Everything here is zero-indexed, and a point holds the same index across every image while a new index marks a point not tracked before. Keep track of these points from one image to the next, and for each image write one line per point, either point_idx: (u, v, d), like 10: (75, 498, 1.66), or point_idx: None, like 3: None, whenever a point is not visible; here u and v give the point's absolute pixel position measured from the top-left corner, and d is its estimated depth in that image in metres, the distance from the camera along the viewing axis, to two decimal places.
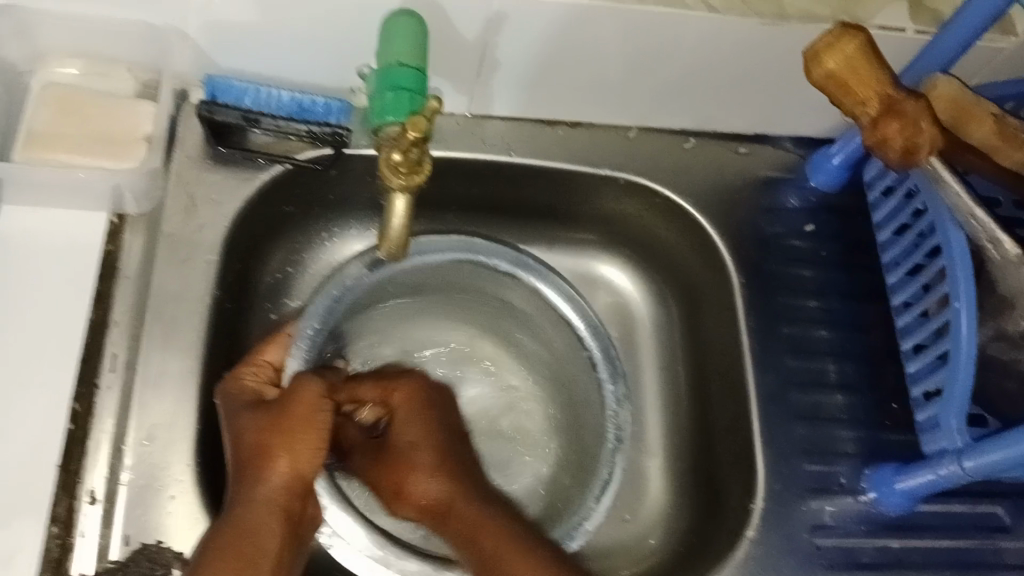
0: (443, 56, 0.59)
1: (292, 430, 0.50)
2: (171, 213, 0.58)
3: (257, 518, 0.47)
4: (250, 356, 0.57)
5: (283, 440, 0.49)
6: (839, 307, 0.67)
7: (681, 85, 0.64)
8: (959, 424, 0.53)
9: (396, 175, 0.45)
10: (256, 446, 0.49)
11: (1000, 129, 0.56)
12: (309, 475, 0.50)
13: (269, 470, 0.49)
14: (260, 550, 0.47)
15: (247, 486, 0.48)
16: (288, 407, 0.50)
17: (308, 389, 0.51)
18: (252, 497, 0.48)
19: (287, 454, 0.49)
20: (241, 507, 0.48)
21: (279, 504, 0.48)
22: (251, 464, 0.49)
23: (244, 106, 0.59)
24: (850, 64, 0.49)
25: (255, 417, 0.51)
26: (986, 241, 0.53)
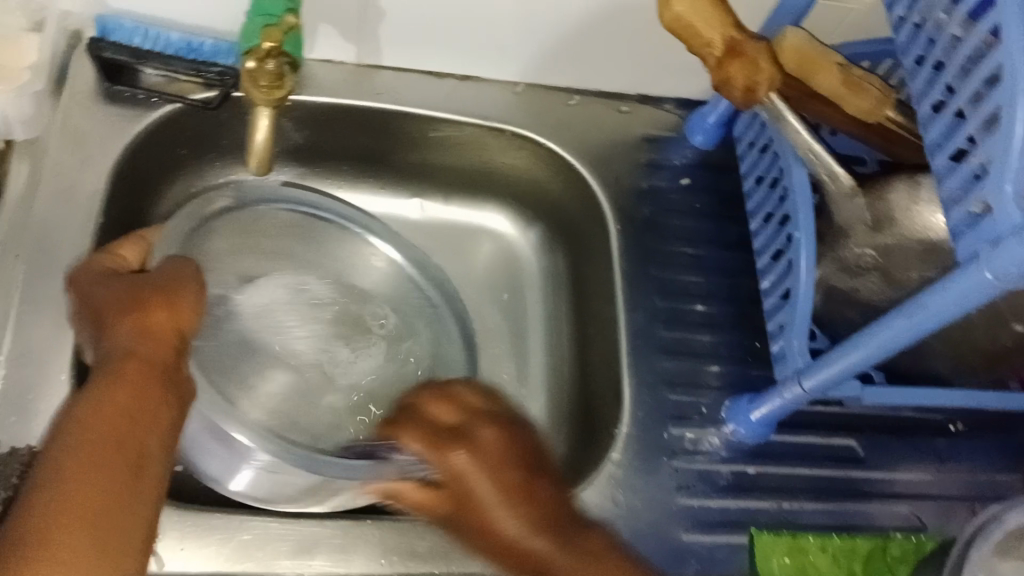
0: (327, 2, 0.62)
1: (165, 290, 0.48)
2: (58, 142, 0.61)
3: (138, 369, 0.43)
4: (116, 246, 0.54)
5: (150, 296, 0.48)
6: (712, 256, 0.71)
7: (561, 44, 0.67)
8: (801, 346, 0.57)
9: (259, 89, 0.48)
10: (111, 303, 0.47)
11: (845, 78, 0.57)
12: (185, 330, 0.48)
13: (145, 315, 0.46)
14: (146, 398, 0.42)
15: (108, 332, 0.46)
16: (168, 280, 0.49)
17: (180, 266, 0.52)
18: (134, 336, 0.45)
19: (159, 304, 0.47)
20: (111, 352, 0.45)
21: (160, 358, 0.45)
22: (123, 319, 0.46)
23: (133, 45, 0.61)
24: (693, 6, 0.53)
25: (117, 281, 0.49)
26: (825, 176, 0.57)
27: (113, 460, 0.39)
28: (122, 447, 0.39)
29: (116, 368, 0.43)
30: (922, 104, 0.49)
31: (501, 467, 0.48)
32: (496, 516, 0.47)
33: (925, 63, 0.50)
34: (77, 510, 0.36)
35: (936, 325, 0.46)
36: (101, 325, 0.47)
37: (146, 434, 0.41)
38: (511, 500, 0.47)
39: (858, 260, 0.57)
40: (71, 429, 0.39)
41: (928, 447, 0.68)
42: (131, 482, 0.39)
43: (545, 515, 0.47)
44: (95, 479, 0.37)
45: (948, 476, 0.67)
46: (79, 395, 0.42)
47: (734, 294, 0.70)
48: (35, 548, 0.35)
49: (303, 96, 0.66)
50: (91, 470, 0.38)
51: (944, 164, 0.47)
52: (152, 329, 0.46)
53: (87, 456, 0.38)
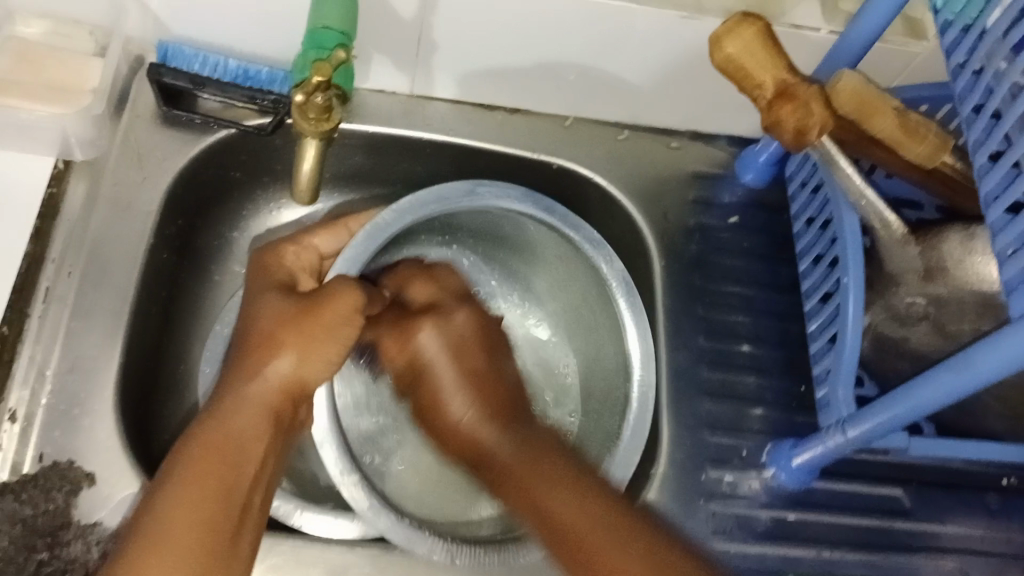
0: (382, 35, 0.62)
1: (317, 326, 0.51)
2: (114, 162, 0.62)
3: (248, 422, 0.49)
4: (299, 236, 0.62)
5: (298, 336, 0.51)
6: (760, 297, 0.70)
7: (615, 81, 0.67)
8: (846, 395, 0.55)
9: (307, 121, 0.51)
10: (270, 329, 0.52)
11: (903, 123, 0.55)
12: (311, 381, 0.52)
13: (272, 364, 0.50)
14: (251, 449, 0.48)
15: (247, 378, 0.50)
16: (321, 304, 0.51)
17: (341, 295, 0.51)
18: (256, 384, 0.50)
19: (294, 345, 0.51)
20: (245, 395, 0.49)
21: (273, 403, 0.50)
22: (256, 358, 0.51)
23: (193, 71, 0.62)
24: (745, 48, 0.53)
25: (277, 299, 0.53)
26: (877, 225, 0.56)
27: (219, 498, 0.45)
28: (219, 483, 0.45)
29: (227, 417, 0.48)
30: (979, 154, 0.48)
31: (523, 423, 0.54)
32: (447, 395, 0.55)
33: (982, 111, 0.48)
34: (168, 542, 0.42)
35: (977, 386, 0.45)
36: (246, 366, 0.50)
37: (248, 479, 0.47)
38: (470, 399, 0.54)
39: (908, 309, 0.56)
40: (186, 464, 0.46)
41: (978, 503, 0.66)
42: (233, 520, 0.45)
43: (589, 496, 0.48)
44: (203, 514, 0.44)
45: (998, 534, 0.65)
46: (191, 439, 0.47)
47: (782, 338, 0.69)
48: (142, 557, 0.41)
49: (354, 125, 0.67)
50: (190, 498, 0.44)
51: (1000, 217, 0.45)
52: (277, 380, 0.50)
53: (179, 510, 0.44)
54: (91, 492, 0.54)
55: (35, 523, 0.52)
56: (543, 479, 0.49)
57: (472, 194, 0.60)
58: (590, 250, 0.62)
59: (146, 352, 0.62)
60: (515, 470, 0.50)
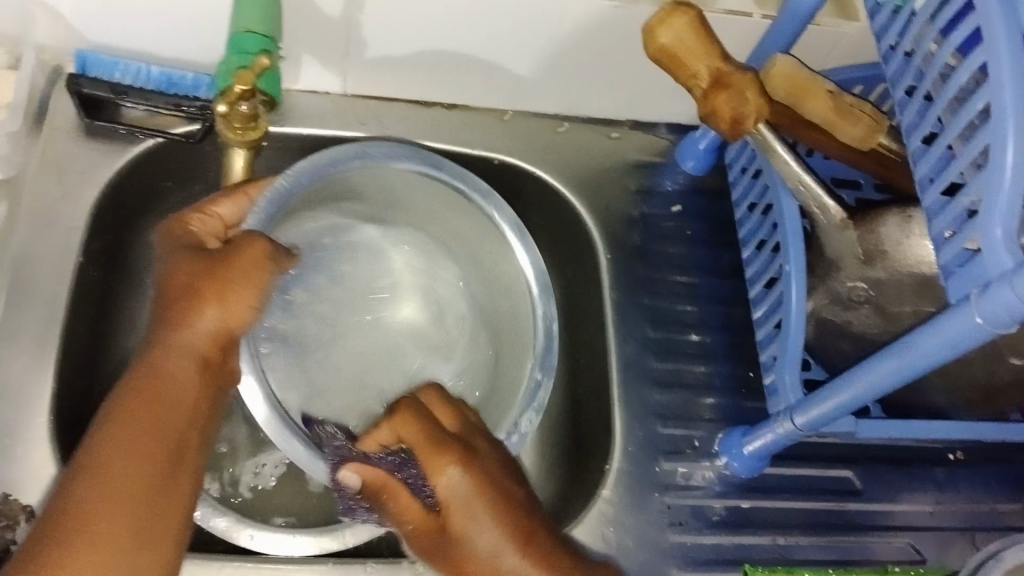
0: (310, 34, 0.61)
1: (226, 278, 0.45)
2: (35, 178, 0.60)
3: (179, 366, 0.43)
4: (200, 205, 0.51)
5: (218, 286, 0.45)
6: (706, 285, 0.70)
7: (551, 73, 0.67)
8: (792, 381, 0.56)
9: (233, 131, 0.50)
10: (187, 285, 0.45)
11: (837, 106, 0.55)
12: (239, 327, 0.45)
13: (198, 317, 0.44)
14: (191, 396, 0.43)
15: (171, 328, 0.44)
16: (228, 257, 0.45)
17: (254, 244, 0.46)
18: (178, 338, 0.43)
19: (208, 292, 0.44)
20: (172, 351, 0.43)
21: (202, 352, 0.44)
22: (176, 306, 0.44)
23: (114, 80, 0.60)
24: (679, 37, 0.52)
25: (182, 251, 0.47)
26: (814, 207, 0.56)
27: (152, 455, 0.41)
28: (151, 441, 0.41)
29: (157, 366, 0.43)
30: (913, 137, 0.48)
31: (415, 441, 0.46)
32: (404, 497, 0.47)
33: (915, 94, 0.48)
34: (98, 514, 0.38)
35: (925, 368, 0.45)
36: (167, 318, 0.44)
37: (179, 433, 0.42)
38: (419, 508, 0.47)
39: (850, 293, 0.56)
40: (117, 411, 0.41)
41: (927, 478, 0.67)
42: (159, 482, 0.40)
43: (488, 478, 0.45)
44: (140, 474, 0.40)
45: (948, 507, 0.66)
46: (116, 397, 0.42)
47: (728, 324, 0.69)
48: (65, 539, 0.37)
49: (287, 128, 0.66)
50: (127, 447, 0.40)
51: (936, 200, 0.45)
52: (211, 333, 0.44)
53: (114, 471, 0.39)
54: (27, 527, 0.52)
55: None
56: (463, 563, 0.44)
57: (364, 155, 0.56)
58: (483, 203, 0.60)
59: (79, 373, 0.60)
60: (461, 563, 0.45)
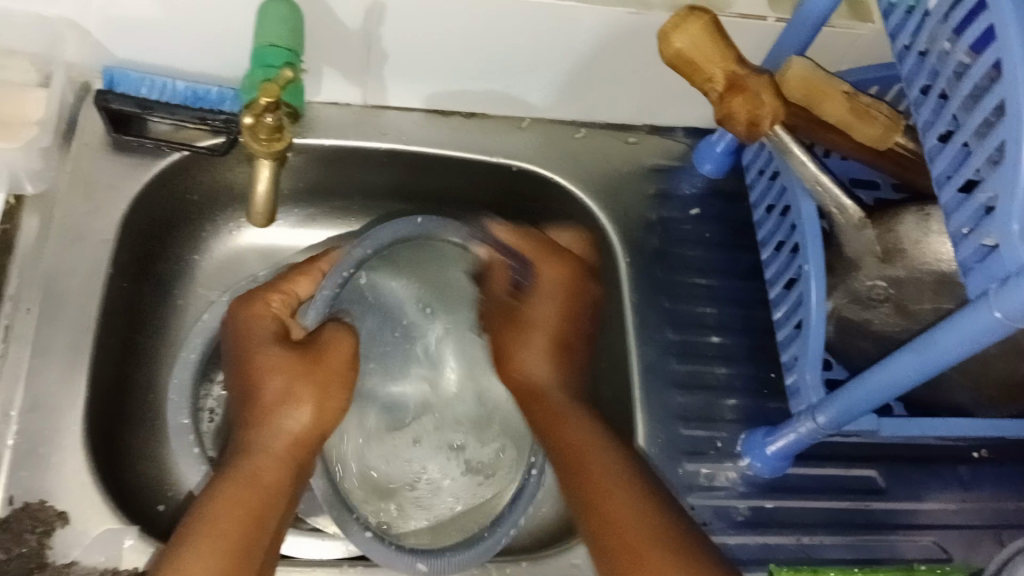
0: (331, 47, 0.62)
1: (322, 381, 0.51)
2: (66, 192, 0.61)
3: (270, 465, 0.50)
4: (280, 283, 0.58)
5: (313, 388, 0.51)
6: (726, 287, 0.71)
7: (568, 80, 0.67)
8: (814, 380, 0.56)
9: (258, 142, 0.51)
10: (283, 390, 0.51)
11: (854, 106, 0.56)
12: (327, 431, 0.52)
13: (290, 417, 0.51)
14: (273, 496, 0.49)
15: (260, 429, 0.51)
16: (320, 356, 0.52)
17: (341, 343, 0.52)
18: (270, 436, 0.51)
19: (308, 391, 0.51)
20: (261, 442, 0.50)
21: (288, 454, 0.50)
22: (272, 407, 0.51)
23: (141, 95, 0.61)
24: (695, 41, 0.53)
25: (275, 346, 0.53)
26: (833, 208, 0.56)
27: (245, 556, 0.46)
28: (247, 532, 0.46)
29: (250, 465, 0.49)
30: (929, 136, 0.48)
31: (558, 318, 0.61)
32: (524, 345, 0.61)
33: (930, 94, 0.49)
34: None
35: (944, 363, 0.45)
36: (263, 416, 0.51)
37: (268, 532, 0.47)
38: (549, 356, 0.61)
39: (870, 292, 0.56)
40: (215, 501, 0.47)
41: (951, 476, 0.67)
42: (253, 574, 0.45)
43: (574, 309, 0.62)
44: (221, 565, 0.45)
45: (972, 505, 0.66)
46: (221, 481, 0.49)
47: (748, 326, 0.69)
48: None
49: (308, 139, 0.67)
50: (210, 552, 0.45)
51: (953, 197, 0.46)
52: (299, 435, 0.51)
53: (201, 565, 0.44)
54: (64, 532, 0.53)
55: (6, 568, 0.51)
56: (579, 442, 0.55)
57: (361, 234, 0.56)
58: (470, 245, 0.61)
59: (110, 382, 0.61)
60: (547, 405, 0.60)
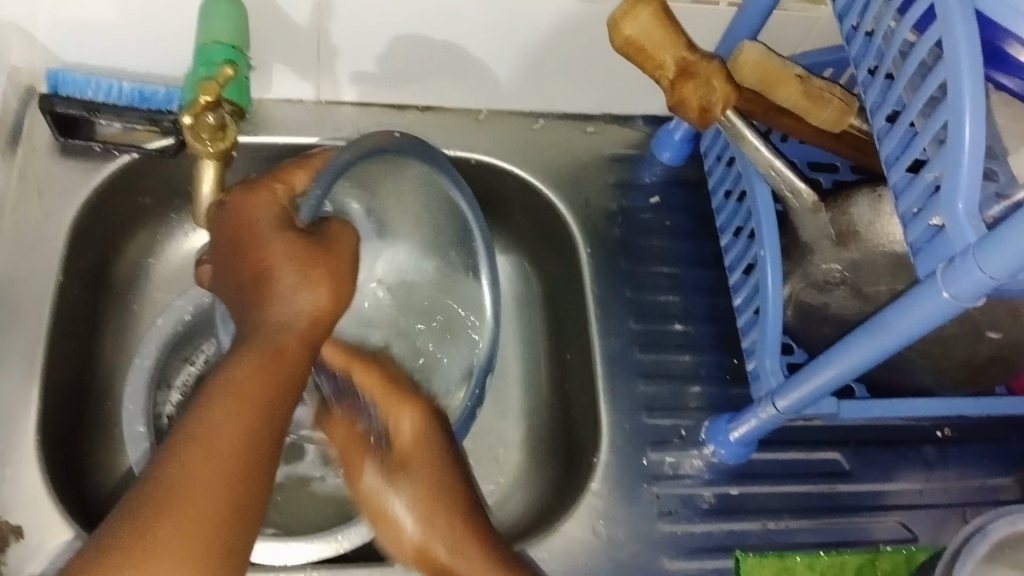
0: (279, 43, 0.61)
1: (336, 265, 0.44)
2: (15, 200, 0.60)
3: (285, 341, 0.41)
4: (275, 173, 0.47)
5: (322, 272, 0.43)
6: (688, 274, 0.70)
7: (523, 72, 0.67)
8: (773, 365, 0.56)
9: (200, 141, 0.50)
10: (289, 269, 0.43)
11: (807, 90, 0.56)
12: (336, 315, 0.44)
13: (301, 296, 0.42)
14: (291, 373, 0.41)
15: (262, 304, 0.42)
16: (331, 243, 0.45)
17: (345, 236, 0.46)
18: (276, 319, 0.42)
19: (320, 273, 0.43)
20: (262, 321, 0.42)
21: (301, 331, 0.42)
22: (275, 282, 0.42)
23: (87, 98, 0.60)
24: (645, 28, 0.53)
25: (280, 223, 0.44)
26: (787, 191, 0.56)
27: (260, 429, 0.39)
28: (264, 414, 0.39)
29: (264, 337, 0.41)
30: (876, 116, 0.48)
31: (433, 483, 0.49)
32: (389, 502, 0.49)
33: (877, 74, 0.49)
34: (208, 482, 0.37)
35: (898, 344, 0.45)
36: (262, 291, 0.42)
37: (283, 418, 0.40)
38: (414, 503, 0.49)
39: (825, 275, 0.56)
40: (233, 365, 0.40)
41: (916, 456, 0.67)
42: (274, 463, 0.39)
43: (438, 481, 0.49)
44: (233, 443, 0.38)
45: (938, 485, 0.66)
46: (232, 361, 0.40)
47: (711, 313, 0.69)
48: (151, 517, 0.35)
49: (261, 137, 0.66)
50: (224, 425, 0.38)
51: (902, 178, 0.46)
52: (312, 317, 0.43)
53: (215, 447, 0.37)
54: (18, 547, 0.52)
55: None
56: None
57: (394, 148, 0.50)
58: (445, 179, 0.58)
59: (66, 391, 0.60)
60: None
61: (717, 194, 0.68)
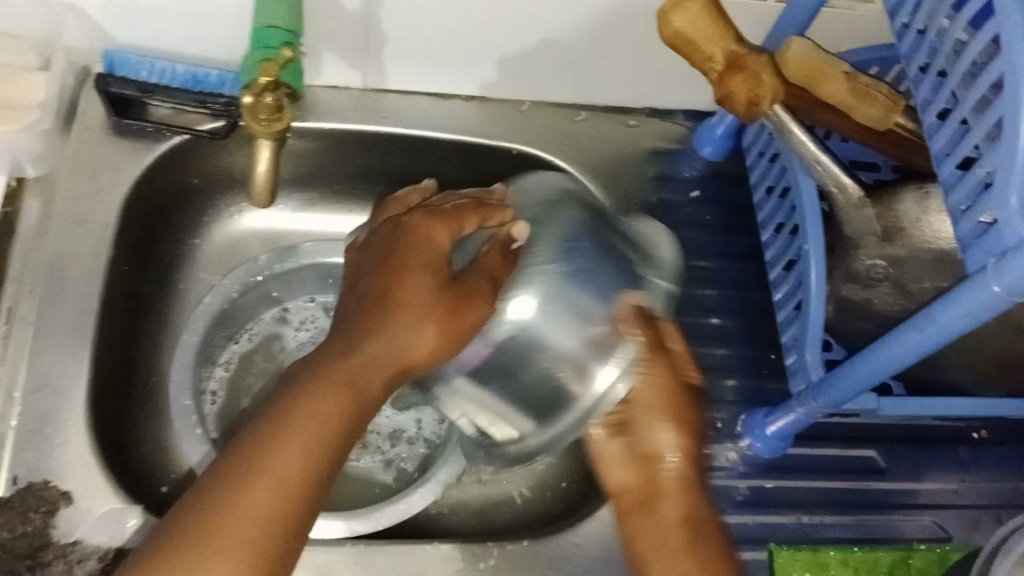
0: (329, 30, 0.62)
1: (461, 321, 0.45)
2: (70, 177, 0.61)
3: (359, 374, 0.44)
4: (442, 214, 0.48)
5: (446, 322, 0.45)
6: (726, 269, 0.71)
7: (567, 63, 0.68)
8: (813, 359, 0.56)
9: (258, 122, 0.50)
10: (414, 317, 0.45)
11: (854, 87, 0.56)
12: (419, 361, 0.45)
13: (409, 345, 0.45)
14: (356, 416, 0.43)
15: (377, 340, 0.45)
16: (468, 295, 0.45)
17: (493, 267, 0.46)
18: (381, 359, 0.45)
19: (436, 320, 0.45)
20: (372, 356, 0.44)
21: (394, 370, 0.45)
22: (393, 326, 0.45)
23: (141, 79, 0.61)
24: (694, 21, 0.53)
25: (429, 271, 0.46)
26: (832, 186, 0.57)
27: (318, 461, 0.41)
28: (328, 447, 0.42)
29: (349, 368, 0.44)
30: (927, 112, 0.48)
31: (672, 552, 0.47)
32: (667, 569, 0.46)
33: (928, 71, 0.49)
34: (286, 476, 0.40)
35: (944, 339, 0.45)
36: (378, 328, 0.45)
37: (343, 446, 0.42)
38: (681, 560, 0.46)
39: (868, 271, 0.56)
40: (318, 386, 0.43)
41: (951, 457, 0.67)
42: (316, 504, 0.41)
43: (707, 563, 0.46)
44: (296, 469, 0.40)
45: (972, 486, 0.66)
46: (314, 387, 0.43)
47: (747, 307, 0.70)
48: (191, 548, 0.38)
49: (308, 122, 0.67)
50: (294, 452, 0.41)
51: (951, 174, 0.46)
52: (394, 362, 0.45)
53: (286, 469, 0.40)
54: (69, 510, 0.53)
55: (13, 546, 0.51)
56: None
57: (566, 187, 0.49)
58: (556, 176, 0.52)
59: (114, 365, 0.62)
60: None
61: (761, 191, 0.68)
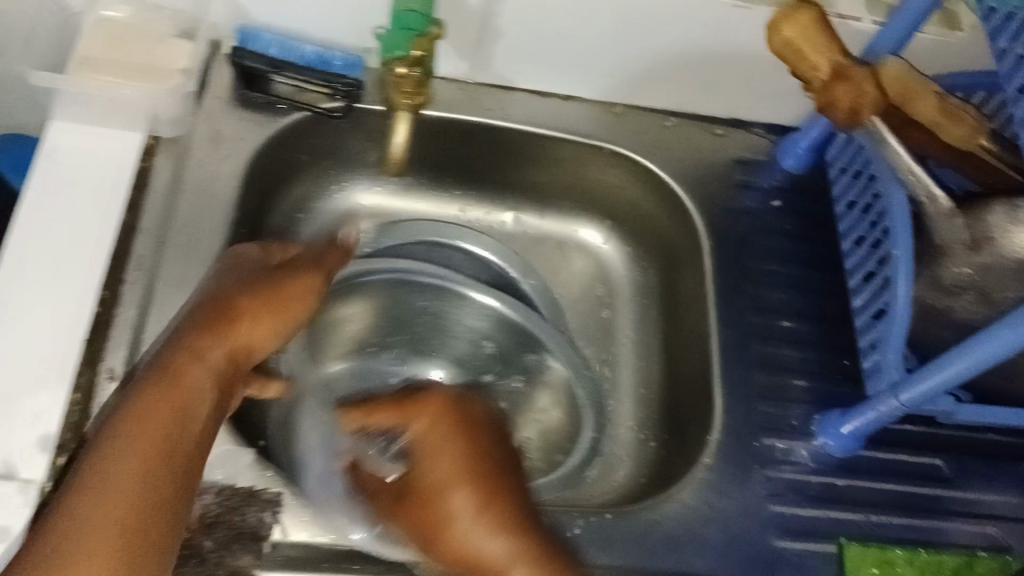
0: (449, 21, 0.67)
1: (281, 303, 0.54)
2: (200, 142, 0.65)
3: (192, 374, 0.48)
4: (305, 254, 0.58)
5: (275, 313, 0.54)
6: (805, 277, 0.73)
7: (663, 69, 0.72)
8: (897, 359, 0.58)
9: (404, 95, 0.55)
10: (234, 319, 0.52)
11: (943, 106, 0.59)
12: (240, 363, 0.52)
13: (215, 344, 0.50)
14: (185, 407, 0.47)
15: (201, 343, 0.50)
16: (285, 297, 0.55)
17: (310, 276, 0.57)
18: (191, 368, 0.49)
19: (268, 318, 0.53)
20: (196, 371, 0.49)
21: (220, 373, 0.50)
22: (208, 343, 0.50)
23: (270, 55, 0.66)
24: (804, 31, 0.57)
25: (247, 286, 0.54)
26: (924, 196, 0.59)
27: (158, 464, 0.45)
28: (159, 448, 0.45)
29: (172, 373, 0.48)
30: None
31: None
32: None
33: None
34: (113, 514, 0.43)
35: None
36: (212, 331, 0.51)
37: (191, 441, 0.47)
38: None
39: (955, 279, 0.59)
40: (145, 396, 0.46)
41: (1016, 473, 0.69)
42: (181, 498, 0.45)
43: None
44: (128, 469, 0.44)
45: None
46: (139, 395, 0.47)
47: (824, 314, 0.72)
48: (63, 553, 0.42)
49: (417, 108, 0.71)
50: (127, 457, 0.44)
51: None
52: (204, 358, 0.50)
53: (121, 473, 0.44)
54: None
55: None
56: None
57: None
58: None
59: None
60: None
61: (841, 205, 0.71)
